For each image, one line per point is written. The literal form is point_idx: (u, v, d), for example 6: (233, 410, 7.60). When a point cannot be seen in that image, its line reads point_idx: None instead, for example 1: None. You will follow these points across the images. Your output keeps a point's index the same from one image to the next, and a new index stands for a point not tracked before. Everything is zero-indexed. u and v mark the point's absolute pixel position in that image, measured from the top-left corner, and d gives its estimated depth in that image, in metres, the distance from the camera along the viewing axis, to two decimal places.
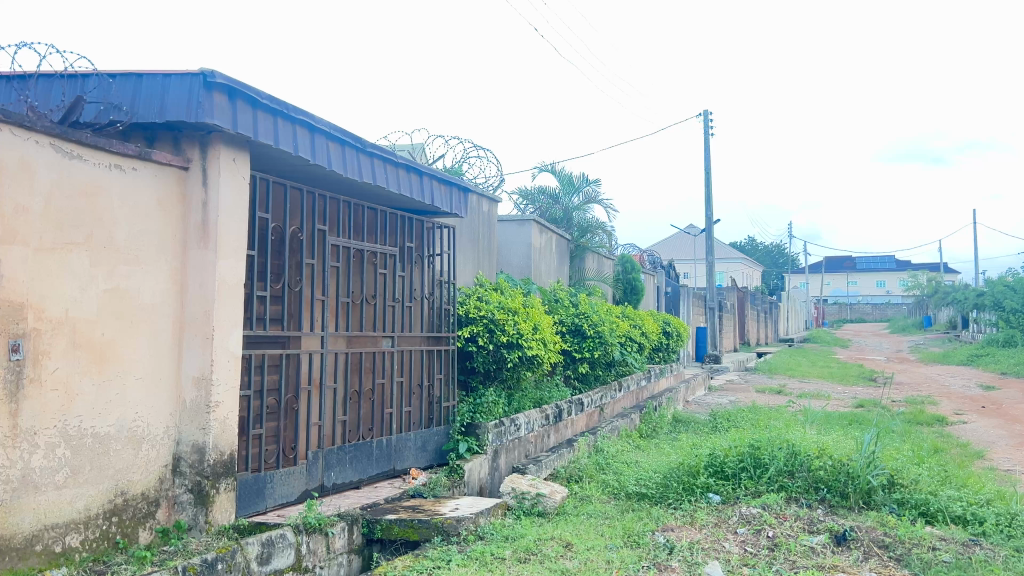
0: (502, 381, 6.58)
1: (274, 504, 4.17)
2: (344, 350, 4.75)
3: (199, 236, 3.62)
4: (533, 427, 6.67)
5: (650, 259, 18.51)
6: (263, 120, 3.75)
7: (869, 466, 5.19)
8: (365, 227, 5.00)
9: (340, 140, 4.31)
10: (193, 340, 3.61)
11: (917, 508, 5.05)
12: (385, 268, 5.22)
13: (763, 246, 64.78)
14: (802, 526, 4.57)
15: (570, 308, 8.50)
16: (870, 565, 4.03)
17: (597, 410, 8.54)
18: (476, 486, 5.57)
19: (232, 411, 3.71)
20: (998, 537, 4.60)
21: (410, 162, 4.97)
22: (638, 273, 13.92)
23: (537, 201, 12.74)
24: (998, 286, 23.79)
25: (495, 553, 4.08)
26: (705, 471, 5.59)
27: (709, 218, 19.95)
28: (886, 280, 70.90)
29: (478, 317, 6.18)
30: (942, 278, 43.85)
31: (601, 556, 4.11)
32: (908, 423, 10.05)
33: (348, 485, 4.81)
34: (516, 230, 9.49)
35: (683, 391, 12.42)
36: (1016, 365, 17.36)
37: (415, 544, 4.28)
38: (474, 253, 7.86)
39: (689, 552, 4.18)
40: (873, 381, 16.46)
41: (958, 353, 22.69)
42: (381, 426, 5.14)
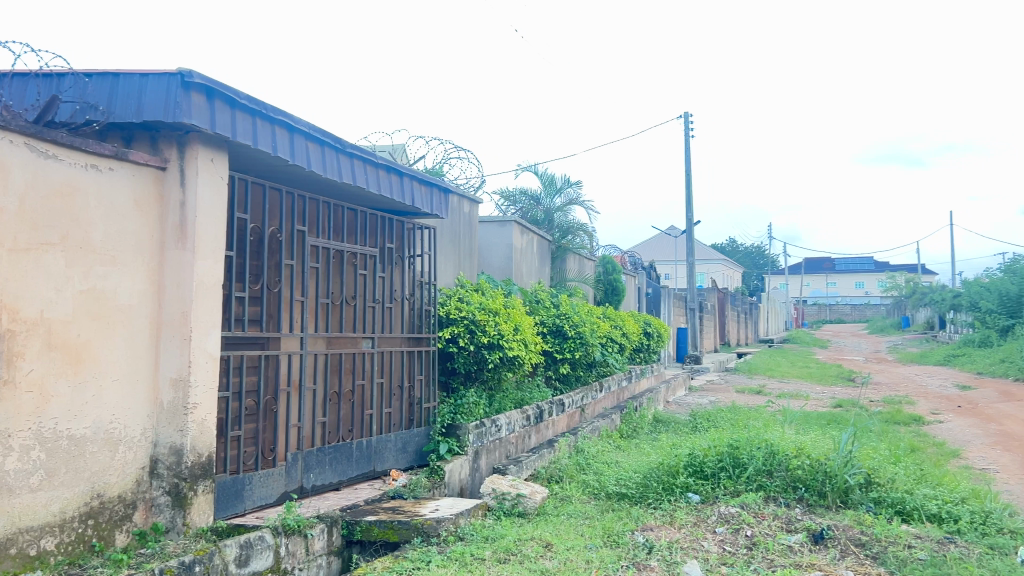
0: (483, 382, 6.58)
1: (253, 506, 4.15)
2: (324, 350, 4.74)
3: (176, 236, 3.60)
4: (514, 427, 6.69)
5: (631, 260, 18.57)
6: (242, 121, 3.73)
7: (846, 465, 5.23)
8: (345, 228, 4.99)
9: (319, 140, 4.29)
10: (170, 341, 3.59)
11: (893, 506, 5.10)
12: (365, 268, 5.20)
13: (743, 247, 65.20)
14: (780, 525, 4.60)
15: (551, 309, 8.51)
16: (847, 563, 4.07)
17: (579, 410, 8.57)
18: (457, 487, 5.57)
19: (211, 413, 3.70)
20: (972, 535, 4.65)
21: (390, 163, 4.97)
22: (619, 273, 13.97)
23: (518, 202, 12.76)
24: (974, 287, 24.08)
25: (475, 554, 4.08)
26: (684, 471, 5.62)
27: (689, 220, 20.05)
28: (865, 281, 71.56)
29: (460, 317, 6.16)
30: (919, 278, 44.30)
31: (580, 556, 4.13)
32: (886, 423, 10.13)
33: (327, 487, 4.80)
34: (497, 230, 9.48)
35: (663, 391, 12.50)
36: (992, 365, 17.58)
37: (395, 546, 4.27)
38: (454, 253, 7.85)
39: (668, 552, 4.19)
40: (852, 381, 16.60)
41: (935, 353, 22.93)
42: (360, 428, 5.12)
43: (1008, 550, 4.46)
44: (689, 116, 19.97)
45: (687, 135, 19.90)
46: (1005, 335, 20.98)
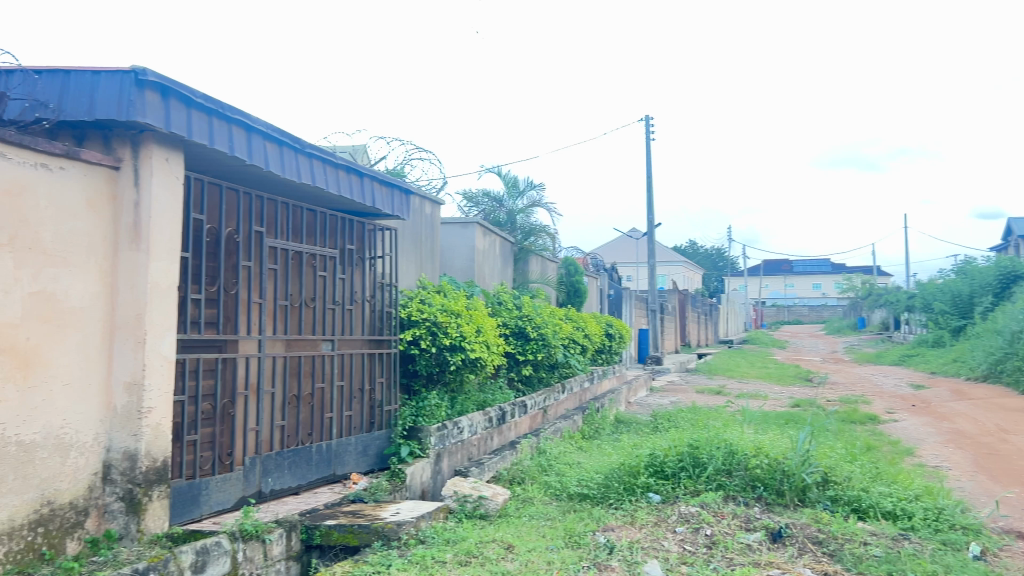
0: (445, 384, 6.55)
1: (209, 512, 4.08)
2: (282, 353, 4.69)
3: (130, 236, 3.53)
4: (476, 430, 6.66)
5: (594, 262, 18.65)
6: (198, 120, 3.67)
7: (803, 464, 5.31)
8: (304, 229, 4.94)
9: (278, 140, 4.24)
10: (124, 343, 3.51)
11: (849, 504, 5.18)
12: (325, 270, 5.15)
13: (704, 251, 65.97)
14: (739, 524, 4.65)
15: (514, 311, 8.49)
16: (804, 561, 4.12)
17: (541, 412, 8.58)
18: (418, 490, 5.54)
19: (166, 417, 3.63)
20: (926, 531, 4.75)
21: (350, 163, 4.92)
22: (581, 275, 14.02)
23: (481, 204, 12.71)
24: (929, 288, 24.59)
25: (436, 557, 4.06)
26: (645, 471, 5.65)
27: (650, 223, 20.19)
28: (822, 283, 72.75)
29: (421, 320, 6.13)
30: (874, 279, 45.15)
31: (542, 557, 4.13)
32: (842, 422, 10.28)
33: (286, 491, 4.74)
34: (458, 232, 9.46)
35: (625, 392, 12.60)
36: (944, 365, 17.96)
37: (355, 550, 4.23)
38: (416, 255, 7.81)
39: (629, 551, 4.21)
40: (809, 381, 16.85)
41: (890, 354, 23.36)
42: (320, 432, 5.07)
43: (960, 546, 4.56)
44: (650, 118, 20.14)
45: (648, 138, 20.06)
46: (957, 335, 21.45)
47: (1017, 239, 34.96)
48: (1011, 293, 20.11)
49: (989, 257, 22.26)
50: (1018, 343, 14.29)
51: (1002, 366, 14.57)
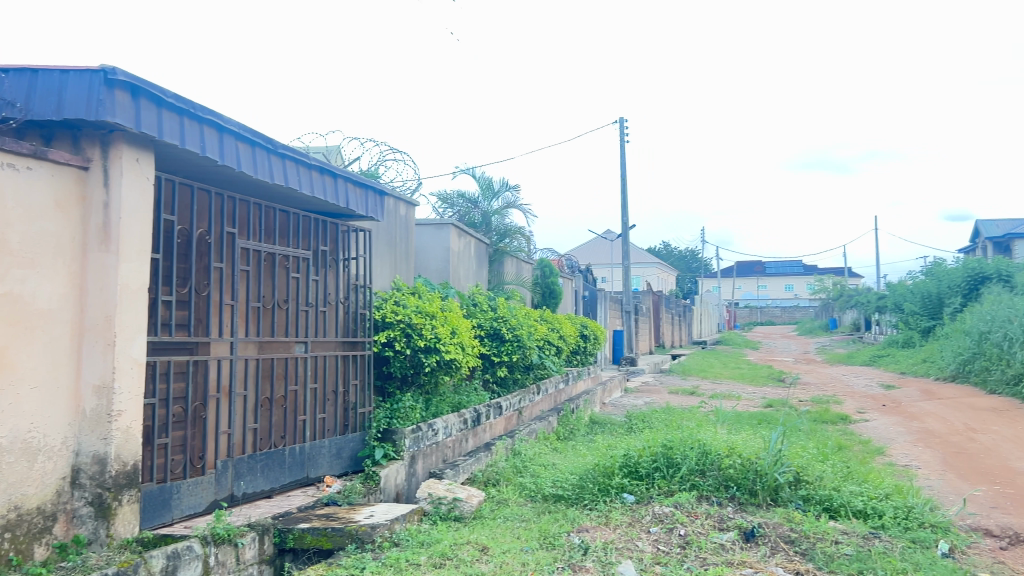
0: (420, 386, 6.52)
1: (180, 516, 4.04)
2: (255, 355, 4.66)
3: (99, 237, 3.49)
4: (450, 432, 6.65)
5: (569, 264, 18.68)
6: (169, 120, 3.63)
7: (775, 464, 5.35)
8: (277, 230, 4.90)
9: (250, 140, 4.20)
10: (94, 345, 3.47)
11: (821, 503, 5.23)
12: (298, 271, 5.11)
13: (677, 253, 66.40)
14: (712, 524, 4.67)
15: (489, 312, 8.48)
16: (777, 560, 4.15)
17: (515, 413, 8.57)
18: (392, 492, 5.52)
19: (136, 420, 3.59)
20: (896, 529, 4.81)
21: (323, 163, 4.89)
22: (556, 276, 14.03)
23: (455, 205, 12.67)
24: (899, 289, 24.91)
25: (410, 559, 4.05)
26: (619, 471, 5.68)
27: (625, 224, 20.27)
28: (795, 284, 73.48)
29: (396, 321, 6.10)
30: (845, 281, 45.68)
31: (516, 558, 4.13)
32: (814, 422, 10.37)
33: (259, 495, 4.70)
34: (433, 233, 9.44)
35: (600, 392, 12.63)
36: (914, 365, 18.20)
37: (329, 553, 4.21)
38: (391, 256, 7.78)
39: (603, 551, 4.23)
40: (782, 381, 17.00)
41: (861, 354, 23.64)
42: (293, 434, 5.03)
43: (929, 544, 4.62)
44: (624, 121, 20.24)
45: (622, 140, 20.14)
46: (926, 336, 21.75)
47: (985, 240, 35.52)
48: (979, 294, 20.43)
49: (957, 259, 22.59)
50: (986, 343, 14.51)
51: (970, 366, 14.78)
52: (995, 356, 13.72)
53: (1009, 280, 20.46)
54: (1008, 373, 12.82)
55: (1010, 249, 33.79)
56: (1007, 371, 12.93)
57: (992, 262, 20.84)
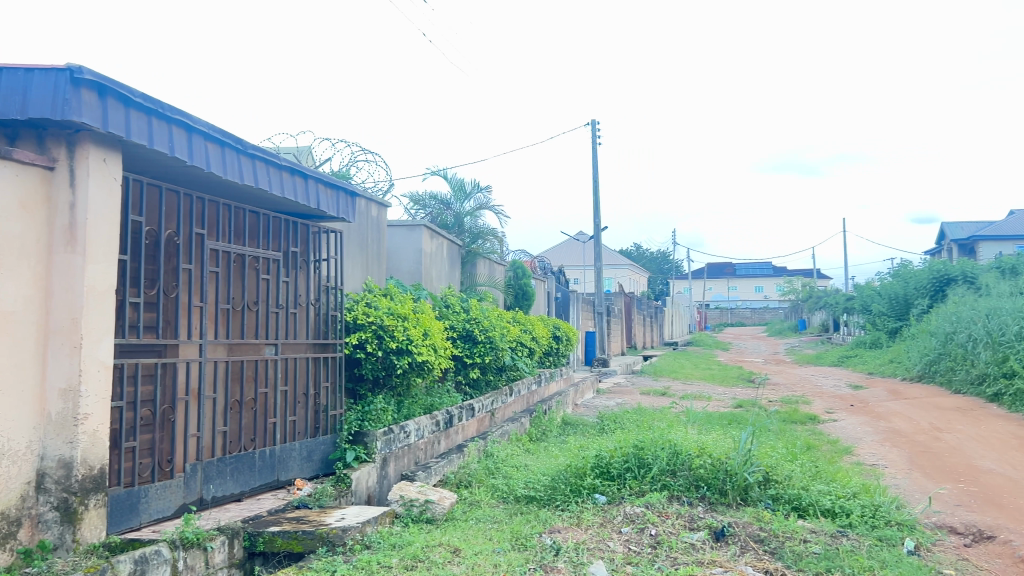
0: (392, 388, 6.49)
1: (148, 520, 4.00)
2: (224, 358, 4.62)
3: (66, 238, 3.44)
4: (422, 433, 6.63)
5: (541, 265, 18.72)
6: (136, 119, 3.59)
7: (745, 464, 5.41)
8: (247, 231, 4.87)
9: (219, 140, 4.17)
10: (59, 348, 3.42)
11: (790, 502, 5.28)
12: (268, 273, 5.08)
13: (648, 255, 66.82)
14: (683, 523, 4.71)
15: (461, 314, 8.46)
16: (746, 559, 4.19)
17: (488, 415, 8.57)
18: (364, 495, 5.49)
19: (103, 423, 3.55)
20: (862, 528, 4.87)
21: (293, 165, 4.86)
22: (529, 278, 14.05)
23: (428, 207, 12.64)
24: (867, 291, 25.25)
25: (382, 562, 4.04)
26: (591, 472, 5.70)
27: (597, 226, 20.33)
28: (765, 286, 74.23)
29: (367, 323, 6.08)
30: (814, 282, 46.22)
31: (488, 560, 4.13)
32: (783, 422, 10.48)
33: (228, 498, 4.66)
34: (405, 235, 9.42)
35: (572, 393, 12.67)
36: (881, 365, 18.45)
37: (299, 556, 4.18)
38: (362, 258, 7.74)
39: (575, 552, 4.25)
40: (753, 381, 17.15)
41: (830, 355, 23.94)
42: (263, 437, 4.99)
43: (895, 542, 4.69)
44: (596, 124, 20.33)
45: (594, 142, 20.22)
46: (893, 336, 22.07)
47: (950, 242, 36.12)
48: (944, 295, 20.77)
49: (923, 260, 22.94)
50: (951, 343, 14.75)
51: (935, 366, 15.02)
52: (960, 356, 13.94)
53: (973, 281, 20.82)
54: (972, 373, 13.05)
55: (974, 251, 34.39)
56: (971, 371, 13.15)
57: (957, 264, 21.19)
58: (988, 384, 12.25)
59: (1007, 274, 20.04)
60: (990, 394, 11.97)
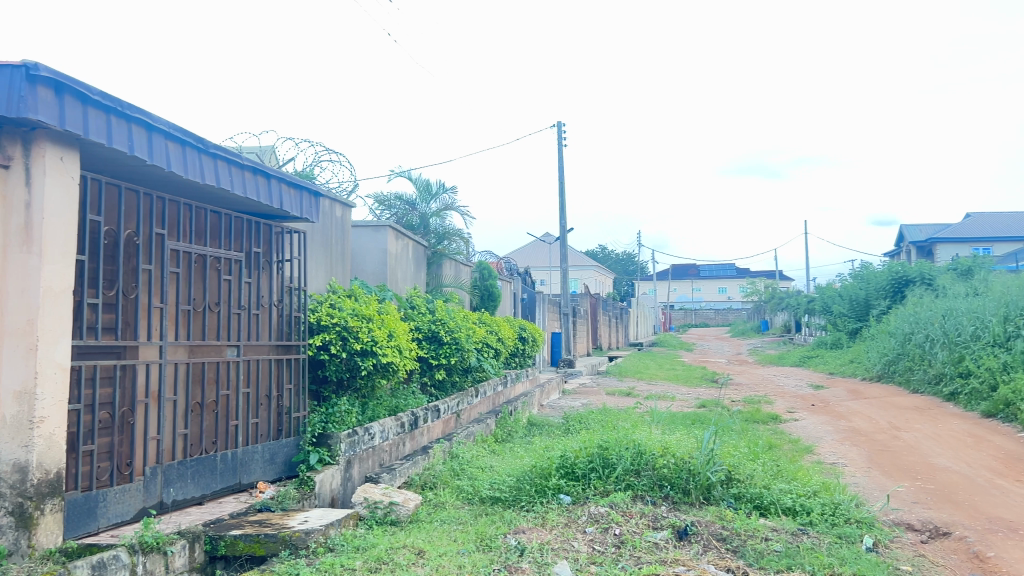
0: (356, 390, 6.44)
1: (107, 524, 3.94)
2: (185, 359, 4.56)
3: (21, 238, 3.37)
4: (387, 435, 6.61)
5: (507, 266, 18.73)
6: (95, 118, 3.53)
7: (707, 463, 5.46)
8: (208, 232, 4.82)
9: (180, 139, 4.11)
10: (15, 349, 3.36)
11: (752, 501, 5.35)
12: (230, 274, 5.02)
13: (614, 257, 67.24)
14: (646, 523, 4.74)
15: (426, 315, 8.43)
16: (708, 558, 4.23)
17: (453, 416, 8.56)
18: (327, 497, 5.45)
19: (60, 426, 3.48)
20: (823, 526, 4.94)
21: (256, 164, 4.81)
22: (495, 279, 14.05)
23: (393, 208, 12.57)
24: (829, 292, 25.62)
25: (345, 565, 4.02)
26: (556, 472, 5.71)
27: (563, 227, 20.41)
28: (728, 288, 75.06)
29: (331, 324, 6.02)
30: (777, 283, 46.84)
31: (453, 561, 4.13)
32: (745, 422, 10.59)
33: (189, 502, 4.61)
34: (370, 235, 9.38)
35: (538, 394, 12.70)
36: (842, 365, 18.74)
37: (261, 560, 4.15)
38: (326, 258, 7.69)
39: (539, 552, 4.26)
40: (717, 381, 17.33)
41: (791, 355, 24.25)
42: (225, 440, 4.94)
43: (854, 539, 4.77)
44: (562, 125, 20.42)
45: (560, 144, 20.30)
46: (853, 337, 22.43)
47: (908, 244, 36.78)
48: (902, 297, 21.17)
49: (883, 263, 23.33)
50: (909, 344, 15.02)
51: (894, 366, 15.29)
52: (918, 356, 14.21)
53: (931, 283, 21.24)
54: (929, 373, 13.30)
55: (932, 253, 35.07)
56: (928, 370, 13.41)
57: (915, 265, 21.61)
58: (945, 383, 12.49)
59: (964, 276, 20.46)
60: (947, 394, 12.21)
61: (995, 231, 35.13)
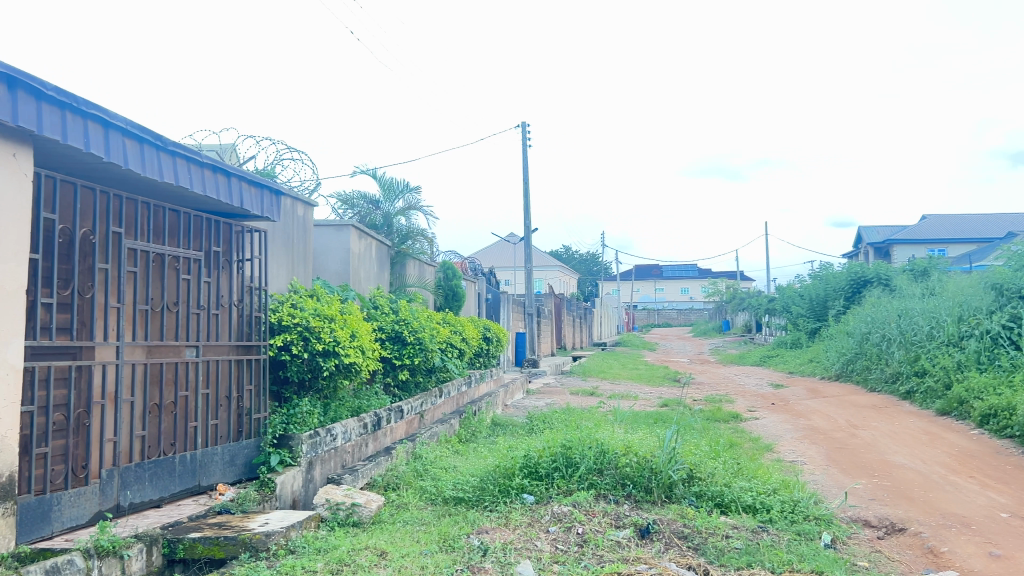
0: (318, 390, 6.38)
1: (61, 528, 3.87)
2: (143, 360, 4.49)
3: None
4: (349, 436, 6.56)
5: (472, 266, 18.70)
6: (49, 114, 3.46)
7: (669, 461, 5.51)
8: (167, 230, 4.74)
9: (137, 136, 4.05)
10: None
11: (713, 499, 5.40)
12: (189, 273, 4.94)
13: (578, 257, 67.55)
14: (609, 521, 4.76)
15: (390, 315, 8.39)
16: (670, 555, 4.26)
17: (416, 417, 8.52)
18: (289, 499, 5.40)
19: (12, 429, 3.41)
20: (782, 523, 5.01)
21: (216, 162, 4.75)
22: (459, 279, 14.03)
23: (356, 207, 12.50)
24: (789, 292, 25.98)
25: (306, 567, 3.98)
26: (519, 472, 5.72)
27: (528, 227, 20.44)
28: (691, 288, 75.75)
29: (292, 325, 5.96)
30: (737, 284, 47.40)
31: (415, 562, 4.11)
32: (707, 420, 10.69)
33: (146, 505, 4.54)
34: (332, 234, 9.31)
35: (502, 394, 12.69)
36: (800, 365, 18.99)
37: (221, 562, 4.10)
38: (288, 258, 7.61)
39: (502, 552, 4.26)
40: (679, 381, 17.46)
41: (752, 354, 24.52)
42: (184, 442, 4.87)
43: (813, 536, 4.85)
44: (526, 125, 20.45)
45: (524, 144, 20.34)
46: (812, 336, 22.73)
47: (865, 245, 37.40)
48: (860, 297, 21.54)
49: (842, 263, 23.69)
50: (866, 343, 15.28)
51: (853, 365, 15.54)
52: (875, 356, 14.46)
53: (887, 284, 21.64)
54: (886, 372, 13.52)
55: (888, 254, 35.73)
56: (885, 370, 13.65)
57: (872, 266, 22.00)
58: (901, 382, 12.72)
59: (920, 277, 20.86)
60: (904, 392, 12.45)
61: (950, 232, 35.87)
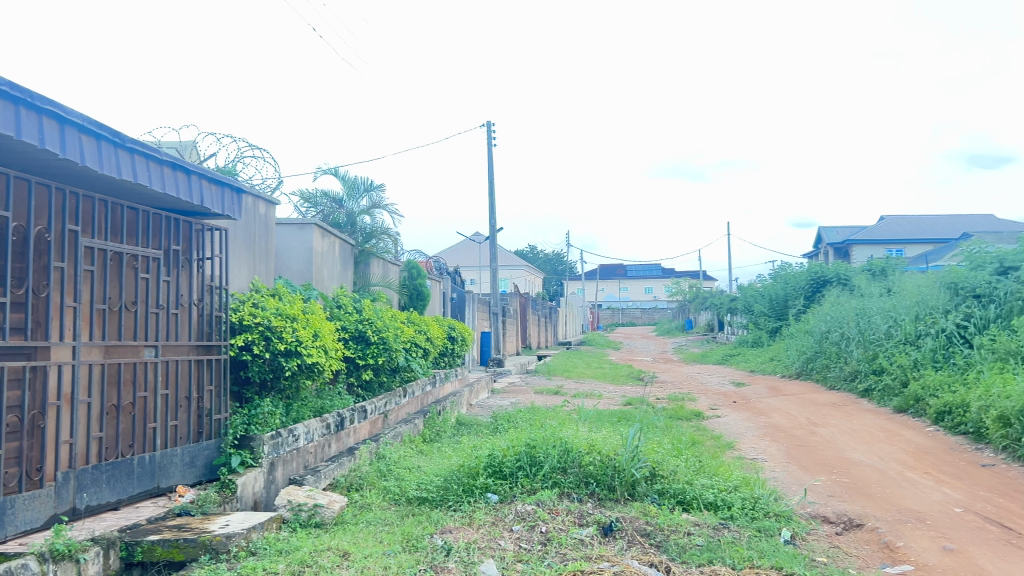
0: (279, 391, 6.32)
1: (15, 532, 3.79)
2: (100, 360, 4.42)
3: None
4: (312, 437, 6.51)
5: (436, 265, 18.63)
6: (3, 110, 3.38)
7: (632, 460, 5.55)
8: (125, 228, 4.67)
9: (94, 133, 3.97)
10: None
11: (675, 496, 5.45)
12: (147, 272, 4.87)
13: (542, 257, 67.63)
14: (573, 520, 4.79)
15: (353, 315, 8.33)
16: (632, 553, 4.29)
17: (379, 417, 8.46)
18: (249, 500, 5.34)
19: None
20: (742, 520, 5.07)
21: (175, 159, 4.68)
22: (424, 278, 13.99)
23: (319, 205, 12.40)
24: (750, 292, 26.29)
25: (267, 569, 3.95)
26: (483, 471, 5.72)
27: (493, 227, 20.44)
28: (654, 288, 76.25)
29: (253, 324, 5.90)
30: (698, 284, 47.83)
31: (378, 563, 4.09)
32: (670, 419, 10.77)
33: (104, 506, 4.47)
34: (295, 233, 9.22)
35: (466, 394, 12.65)
36: (760, 365, 19.20)
37: (179, 565, 4.05)
38: (249, 257, 7.52)
39: (465, 552, 4.26)
40: (641, 381, 17.52)
41: (714, 354, 24.73)
42: (142, 443, 4.80)
43: (772, 532, 4.91)
44: (492, 125, 20.47)
45: (489, 144, 20.34)
46: (772, 335, 23.00)
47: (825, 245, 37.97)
48: (819, 296, 21.86)
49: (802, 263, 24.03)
50: (825, 343, 15.51)
51: (812, 363, 15.76)
52: (834, 354, 14.69)
53: (846, 283, 21.99)
54: (845, 369, 13.74)
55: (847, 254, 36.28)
56: (844, 368, 13.86)
57: (832, 266, 22.35)
58: (860, 379, 12.94)
59: (877, 276, 21.21)
60: (862, 390, 12.66)
61: (906, 232, 36.53)
